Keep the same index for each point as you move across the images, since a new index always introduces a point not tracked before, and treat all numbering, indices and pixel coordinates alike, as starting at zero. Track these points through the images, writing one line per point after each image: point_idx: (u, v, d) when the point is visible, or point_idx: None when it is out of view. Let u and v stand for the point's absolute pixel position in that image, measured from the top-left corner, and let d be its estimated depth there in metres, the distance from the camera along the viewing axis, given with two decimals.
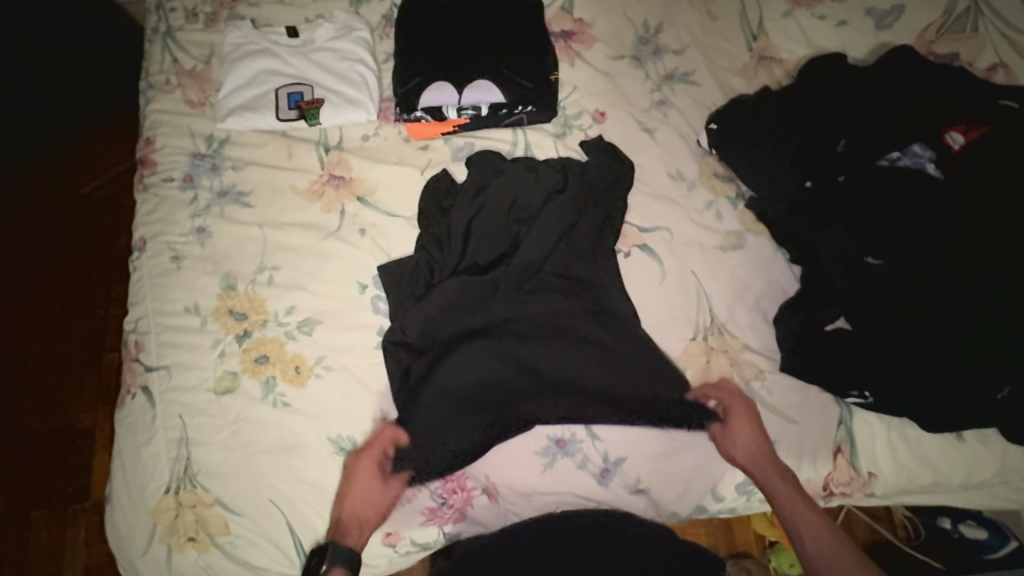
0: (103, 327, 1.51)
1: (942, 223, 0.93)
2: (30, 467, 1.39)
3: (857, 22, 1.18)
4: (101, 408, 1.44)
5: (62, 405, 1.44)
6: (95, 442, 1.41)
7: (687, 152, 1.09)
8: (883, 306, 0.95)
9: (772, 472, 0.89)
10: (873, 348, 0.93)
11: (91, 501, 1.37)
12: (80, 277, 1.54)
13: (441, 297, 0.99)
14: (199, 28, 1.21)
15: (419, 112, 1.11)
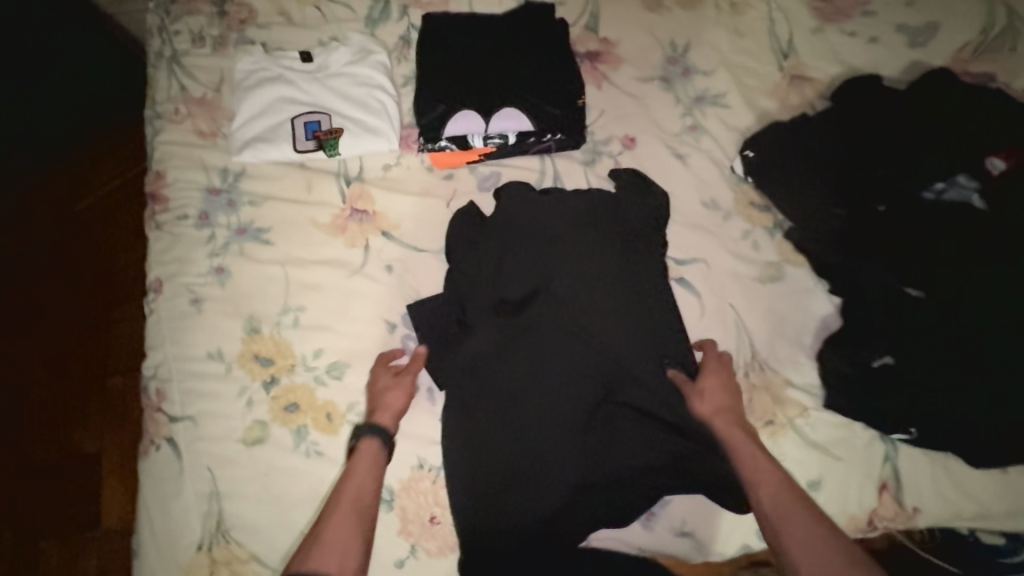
0: (105, 352, 1.44)
1: (988, 255, 0.91)
2: (37, 496, 1.33)
3: (889, 39, 1.15)
4: (108, 435, 1.39)
5: (67, 432, 1.38)
6: (103, 467, 1.36)
7: (721, 180, 1.07)
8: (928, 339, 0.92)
9: (757, 471, 0.81)
10: (918, 385, 0.91)
11: (103, 528, 1.32)
12: (80, 302, 1.47)
13: (478, 337, 0.96)
14: (206, 53, 1.15)
15: (444, 141, 1.07)
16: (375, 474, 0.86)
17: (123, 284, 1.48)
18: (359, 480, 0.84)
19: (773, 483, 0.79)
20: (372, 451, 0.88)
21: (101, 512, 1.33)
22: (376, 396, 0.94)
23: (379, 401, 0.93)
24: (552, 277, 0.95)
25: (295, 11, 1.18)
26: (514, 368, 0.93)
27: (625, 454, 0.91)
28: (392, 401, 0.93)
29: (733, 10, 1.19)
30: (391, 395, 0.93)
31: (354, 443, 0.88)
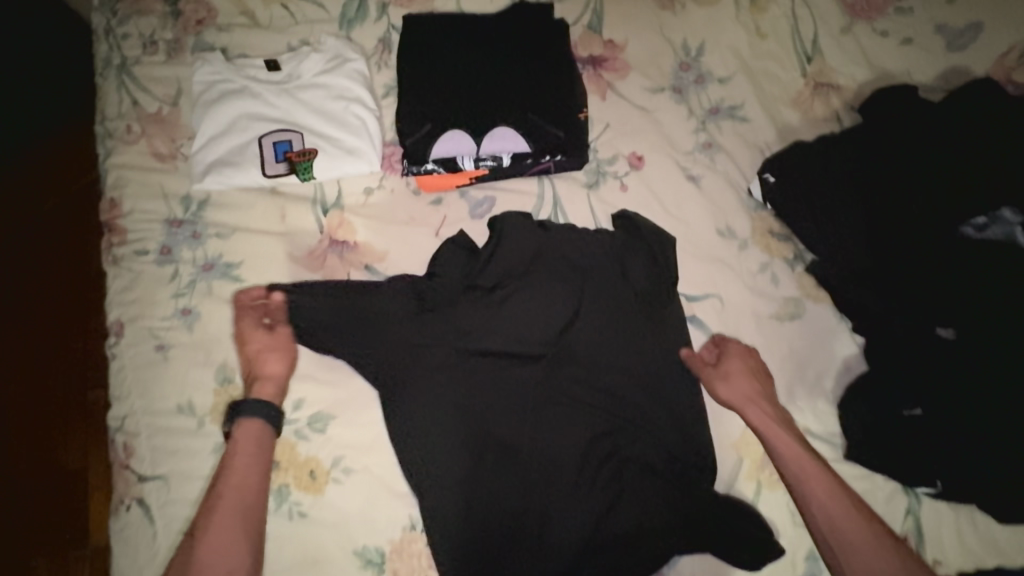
0: (83, 360, 1.25)
1: None
2: (16, 515, 1.17)
3: (924, 40, 1.03)
4: (93, 447, 1.22)
5: (43, 446, 1.20)
6: (90, 483, 1.20)
7: (737, 205, 0.97)
8: (957, 386, 0.85)
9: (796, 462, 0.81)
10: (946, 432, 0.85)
11: (92, 547, 1.17)
12: (48, 304, 1.26)
13: (476, 387, 0.87)
14: (159, 61, 1.01)
15: (431, 163, 0.96)
16: (261, 456, 0.83)
17: (87, 286, 1.29)
18: (249, 469, 0.82)
19: (825, 488, 0.78)
20: (258, 430, 0.84)
21: (89, 529, 1.18)
22: (252, 359, 0.90)
23: (255, 367, 0.89)
24: (556, 321, 0.89)
25: (260, 10, 1.05)
26: (515, 420, 0.87)
27: (631, 516, 0.85)
28: (271, 367, 0.89)
29: (754, 5, 1.06)
30: (273, 358, 0.89)
31: (230, 426, 0.84)
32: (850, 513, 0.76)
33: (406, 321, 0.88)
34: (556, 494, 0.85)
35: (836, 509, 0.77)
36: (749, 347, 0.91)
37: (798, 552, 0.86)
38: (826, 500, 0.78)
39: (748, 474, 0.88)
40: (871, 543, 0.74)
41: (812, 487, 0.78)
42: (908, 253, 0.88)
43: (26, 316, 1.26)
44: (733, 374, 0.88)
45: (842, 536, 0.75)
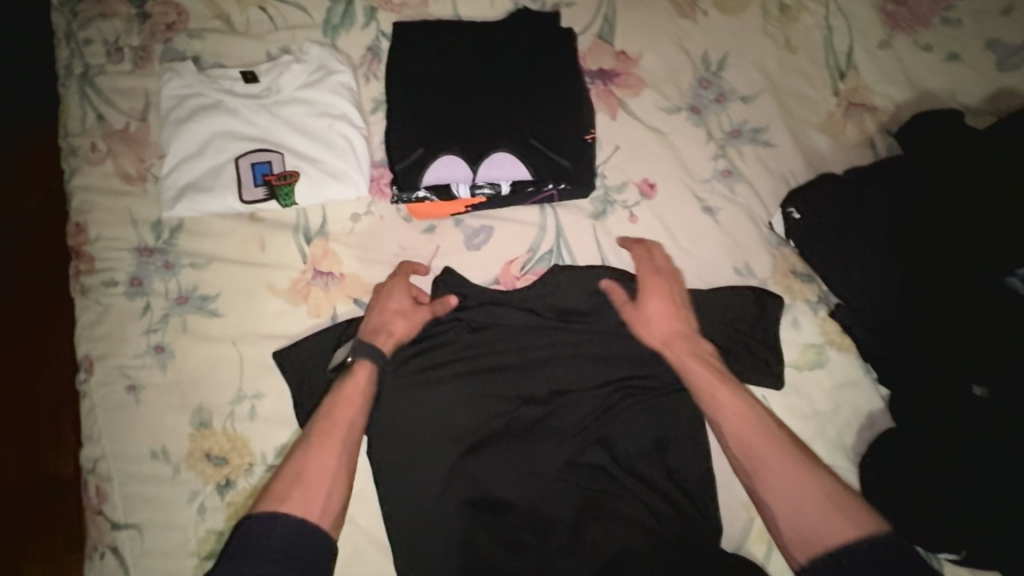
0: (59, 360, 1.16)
1: None
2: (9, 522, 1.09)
3: (972, 57, 0.94)
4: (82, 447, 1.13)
5: (28, 451, 1.12)
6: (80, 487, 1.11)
7: (757, 241, 0.89)
8: (1003, 449, 0.74)
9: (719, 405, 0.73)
10: (996, 504, 0.73)
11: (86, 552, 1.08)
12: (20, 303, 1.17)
13: (468, 434, 0.81)
14: (126, 71, 0.92)
15: (422, 191, 0.87)
16: (362, 405, 0.76)
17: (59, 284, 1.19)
18: (348, 414, 0.75)
19: (733, 410, 0.72)
20: (367, 377, 0.78)
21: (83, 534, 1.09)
22: (384, 313, 0.83)
23: (382, 318, 0.82)
24: (555, 369, 0.84)
25: (236, 14, 0.95)
26: (511, 479, 0.80)
27: None
28: (397, 327, 0.82)
29: (783, 14, 0.97)
30: (399, 321, 0.82)
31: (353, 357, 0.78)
32: (757, 426, 0.70)
33: (397, 369, 0.82)
34: (553, 566, 0.76)
35: (749, 421, 0.71)
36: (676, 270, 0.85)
37: None
38: (739, 428, 0.71)
39: (758, 534, 0.83)
40: (778, 455, 0.68)
41: (722, 404, 0.73)
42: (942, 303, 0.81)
43: None
44: (653, 315, 0.81)
45: (751, 456, 0.69)
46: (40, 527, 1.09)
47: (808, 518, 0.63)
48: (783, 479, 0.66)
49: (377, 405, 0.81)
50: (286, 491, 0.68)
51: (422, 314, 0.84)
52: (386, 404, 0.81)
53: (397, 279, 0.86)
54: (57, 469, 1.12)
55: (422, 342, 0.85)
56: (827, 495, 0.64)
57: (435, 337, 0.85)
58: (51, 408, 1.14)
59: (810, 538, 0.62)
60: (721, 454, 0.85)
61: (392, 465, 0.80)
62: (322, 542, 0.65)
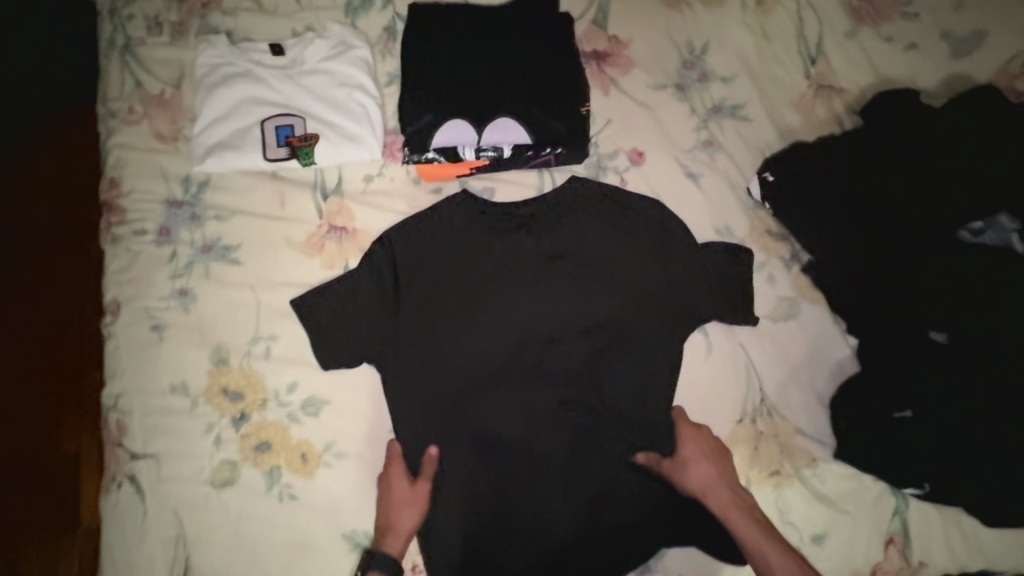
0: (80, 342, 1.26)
1: (1007, 302, 0.84)
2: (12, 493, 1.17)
3: (930, 47, 1.04)
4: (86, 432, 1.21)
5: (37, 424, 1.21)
6: (80, 468, 1.19)
7: (735, 204, 0.97)
8: (943, 392, 0.85)
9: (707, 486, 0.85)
10: (932, 434, 0.85)
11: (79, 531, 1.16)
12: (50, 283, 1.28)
13: (472, 370, 0.92)
14: (164, 43, 1.02)
15: (431, 152, 0.96)
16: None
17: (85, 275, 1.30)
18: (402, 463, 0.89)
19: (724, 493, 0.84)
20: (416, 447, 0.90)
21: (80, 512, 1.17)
22: (392, 508, 0.86)
23: (390, 515, 0.86)
24: (551, 317, 0.94)
25: None
26: (507, 413, 0.91)
27: (616, 514, 0.89)
28: (403, 521, 0.85)
29: (759, 7, 1.07)
30: (405, 509, 0.85)
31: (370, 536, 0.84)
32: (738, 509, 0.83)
33: (409, 313, 0.93)
34: (545, 487, 0.89)
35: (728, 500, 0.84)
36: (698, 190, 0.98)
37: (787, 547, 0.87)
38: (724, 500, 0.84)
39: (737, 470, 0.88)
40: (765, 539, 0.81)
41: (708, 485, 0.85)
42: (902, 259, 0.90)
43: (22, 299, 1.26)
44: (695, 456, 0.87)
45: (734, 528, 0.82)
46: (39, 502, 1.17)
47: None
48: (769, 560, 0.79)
49: (392, 345, 0.92)
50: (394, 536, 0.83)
51: (427, 494, 0.87)
52: (400, 345, 0.92)
53: (392, 464, 0.88)
54: (61, 448, 1.20)
55: (427, 250, 0.95)
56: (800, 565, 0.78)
57: (445, 266, 0.95)
58: (65, 385, 1.24)
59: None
60: (704, 397, 0.91)
61: (404, 399, 0.90)
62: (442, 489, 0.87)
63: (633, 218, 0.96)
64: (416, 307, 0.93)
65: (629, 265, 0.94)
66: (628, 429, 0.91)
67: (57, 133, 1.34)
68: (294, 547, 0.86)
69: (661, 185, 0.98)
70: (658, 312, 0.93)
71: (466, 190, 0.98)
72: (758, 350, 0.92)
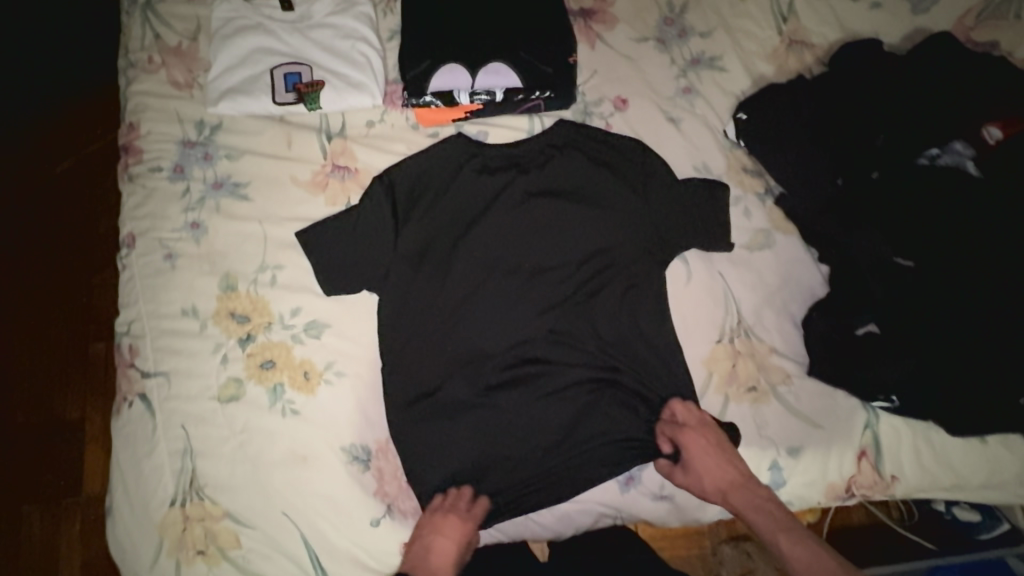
0: (90, 315, 1.32)
1: (964, 224, 0.90)
2: (23, 456, 1.23)
3: (891, 5, 1.12)
4: (92, 401, 1.27)
5: (47, 392, 1.27)
6: (86, 433, 1.26)
7: (713, 145, 1.04)
8: (907, 309, 0.91)
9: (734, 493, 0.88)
10: (902, 348, 0.90)
11: (85, 496, 1.22)
12: (67, 252, 1.35)
13: (468, 297, 0.98)
14: (182, 0, 1.10)
15: (429, 96, 1.02)
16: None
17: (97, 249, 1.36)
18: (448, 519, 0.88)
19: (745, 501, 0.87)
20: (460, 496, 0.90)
21: (84, 478, 1.23)
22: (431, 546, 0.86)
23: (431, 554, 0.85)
24: (541, 248, 1.00)
25: None
26: (501, 335, 0.96)
27: (602, 429, 0.93)
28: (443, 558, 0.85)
29: None
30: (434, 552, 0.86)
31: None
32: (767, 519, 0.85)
33: (405, 242, 0.98)
34: (537, 403, 0.94)
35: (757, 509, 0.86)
36: (680, 135, 1.05)
37: (763, 460, 0.91)
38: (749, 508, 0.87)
39: (716, 388, 0.94)
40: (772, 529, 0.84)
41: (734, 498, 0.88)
42: (867, 190, 0.97)
43: (38, 270, 1.34)
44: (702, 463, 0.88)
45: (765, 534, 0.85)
46: (49, 465, 1.23)
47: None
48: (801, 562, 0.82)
49: (387, 272, 0.97)
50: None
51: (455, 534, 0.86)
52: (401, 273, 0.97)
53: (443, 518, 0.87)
54: (66, 416, 1.26)
55: (424, 186, 1.01)
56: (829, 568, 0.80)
57: (440, 199, 1.01)
58: (72, 353, 1.30)
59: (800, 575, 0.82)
60: (685, 321, 0.97)
61: (402, 324, 0.96)
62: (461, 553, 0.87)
63: (618, 156, 1.02)
64: (413, 238, 0.98)
65: (615, 198, 1.00)
66: (613, 350, 0.96)
67: (75, 97, 1.42)
68: (299, 462, 0.91)
69: (644, 130, 1.05)
70: (641, 243, 0.98)
71: (461, 133, 1.04)
72: (736, 276, 0.98)
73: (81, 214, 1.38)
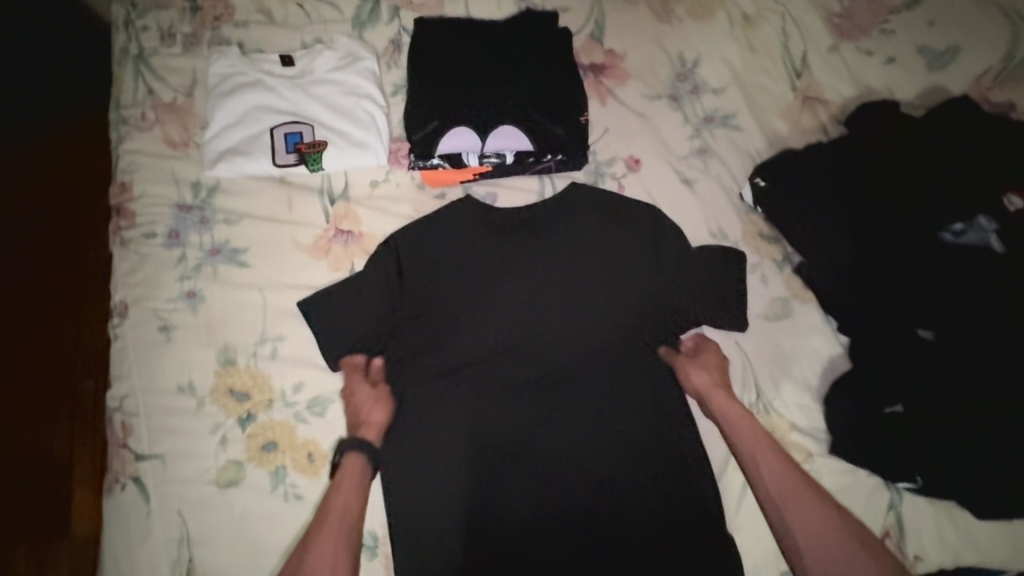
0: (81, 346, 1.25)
1: (984, 300, 0.89)
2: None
3: (906, 60, 1.09)
4: (83, 436, 1.19)
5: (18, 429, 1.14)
6: (74, 472, 1.17)
7: (729, 209, 1.01)
8: (930, 385, 0.89)
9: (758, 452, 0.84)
10: (925, 427, 0.88)
11: (71, 539, 1.13)
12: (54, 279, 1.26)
13: (475, 372, 0.94)
14: (177, 53, 1.04)
15: (436, 158, 1.00)
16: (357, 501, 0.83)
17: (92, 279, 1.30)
18: None
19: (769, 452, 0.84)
20: None
21: (71, 519, 1.14)
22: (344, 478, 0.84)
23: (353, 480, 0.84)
24: (552, 314, 0.95)
25: (275, 8, 1.08)
26: (513, 408, 0.93)
27: (620, 512, 0.88)
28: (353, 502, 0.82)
29: (746, 22, 1.11)
30: None
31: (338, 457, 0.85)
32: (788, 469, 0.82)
33: (414, 311, 0.95)
34: (549, 483, 0.89)
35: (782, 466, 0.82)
36: (695, 200, 1.02)
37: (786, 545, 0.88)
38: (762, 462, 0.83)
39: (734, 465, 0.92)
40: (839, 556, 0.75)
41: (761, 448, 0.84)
42: (888, 257, 0.93)
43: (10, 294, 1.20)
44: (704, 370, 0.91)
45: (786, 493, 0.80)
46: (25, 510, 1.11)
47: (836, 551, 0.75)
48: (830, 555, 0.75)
49: (393, 343, 0.95)
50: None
51: None
52: (408, 345, 0.94)
53: None
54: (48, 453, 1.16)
55: (432, 254, 0.97)
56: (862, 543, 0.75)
57: (447, 266, 0.96)
58: (57, 385, 1.20)
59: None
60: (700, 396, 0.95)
61: (405, 402, 0.92)
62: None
63: (633, 222, 0.99)
64: (423, 309, 0.95)
65: (629, 265, 0.97)
66: (630, 425, 0.92)
67: (49, 138, 1.33)
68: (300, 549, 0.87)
69: (658, 192, 1.02)
70: (655, 315, 0.96)
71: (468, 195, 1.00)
72: (753, 346, 0.95)
73: (65, 254, 1.29)
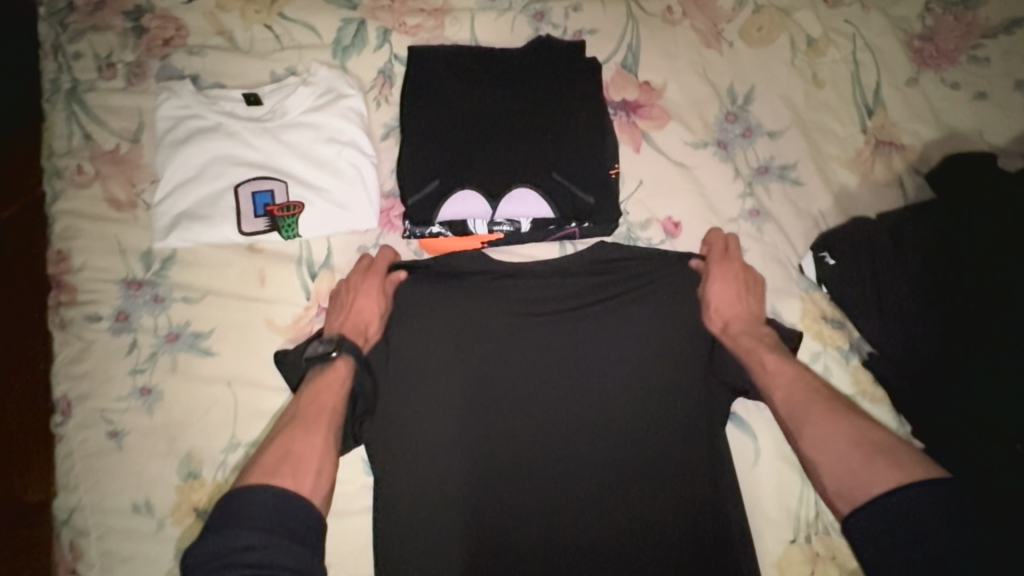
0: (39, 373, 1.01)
1: None
2: None
3: (1001, 97, 0.90)
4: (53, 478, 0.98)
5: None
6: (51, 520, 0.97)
7: (786, 284, 0.86)
8: None
9: (770, 370, 0.73)
10: None
11: None
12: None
13: (479, 493, 0.73)
14: (119, 89, 0.86)
15: (437, 226, 0.83)
16: (344, 396, 0.71)
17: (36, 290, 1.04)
18: None
19: (786, 376, 0.72)
20: None
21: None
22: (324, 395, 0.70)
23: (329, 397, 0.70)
24: (580, 417, 0.76)
25: (239, 31, 0.89)
26: (529, 537, 0.72)
27: None
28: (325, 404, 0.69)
29: (810, 48, 0.92)
30: None
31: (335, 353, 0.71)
32: (809, 389, 0.70)
33: (393, 416, 0.74)
34: None
35: (801, 381, 0.71)
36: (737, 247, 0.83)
37: None
38: (781, 380, 0.72)
39: None
40: (826, 414, 0.67)
41: (773, 359, 0.73)
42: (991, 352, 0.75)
43: None
44: (717, 277, 0.80)
45: (797, 413, 0.69)
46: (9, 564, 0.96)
47: (852, 464, 0.61)
48: (845, 450, 0.63)
49: (373, 454, 0.73)
50: (276, 467, 0.62)
51: None
52: (395, 460, 0.73)
53: None
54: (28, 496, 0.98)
55: (422, 340, 0.76)
56: (877, 445, 0.62)
57: (442, 358, 0.76)
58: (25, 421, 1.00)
59: (853, 488, 0.60)
60: (756, 512, 0.80)
61: (389, 534, 0.71)
62: (312, 518, 0.58)
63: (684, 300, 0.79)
64: (410, 413, 0.74)
65: (676, 350, 0.77)
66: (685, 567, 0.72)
67: None
68: None
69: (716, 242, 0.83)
70: (713, 423, 0.76)
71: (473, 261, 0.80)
72: None
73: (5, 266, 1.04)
